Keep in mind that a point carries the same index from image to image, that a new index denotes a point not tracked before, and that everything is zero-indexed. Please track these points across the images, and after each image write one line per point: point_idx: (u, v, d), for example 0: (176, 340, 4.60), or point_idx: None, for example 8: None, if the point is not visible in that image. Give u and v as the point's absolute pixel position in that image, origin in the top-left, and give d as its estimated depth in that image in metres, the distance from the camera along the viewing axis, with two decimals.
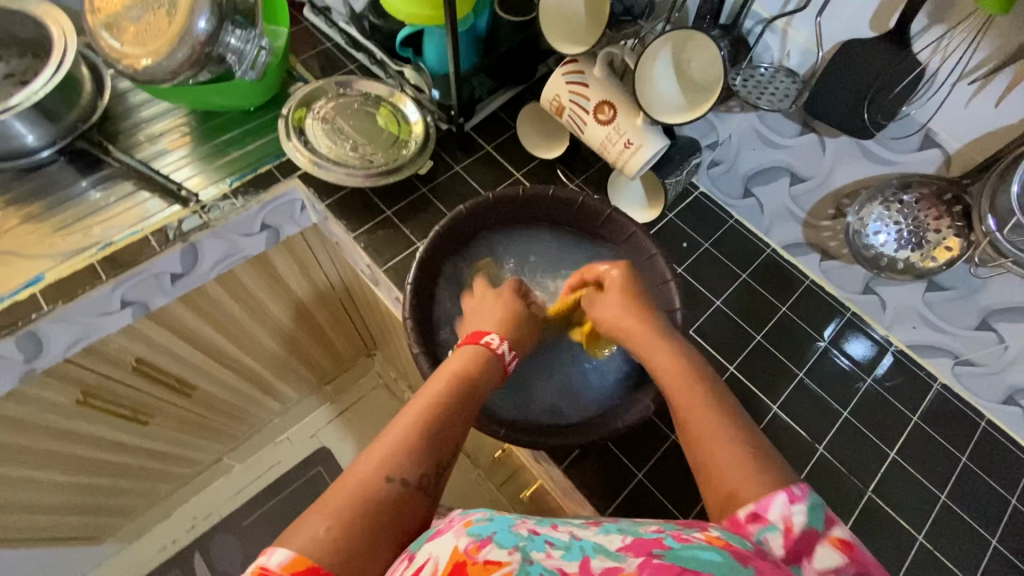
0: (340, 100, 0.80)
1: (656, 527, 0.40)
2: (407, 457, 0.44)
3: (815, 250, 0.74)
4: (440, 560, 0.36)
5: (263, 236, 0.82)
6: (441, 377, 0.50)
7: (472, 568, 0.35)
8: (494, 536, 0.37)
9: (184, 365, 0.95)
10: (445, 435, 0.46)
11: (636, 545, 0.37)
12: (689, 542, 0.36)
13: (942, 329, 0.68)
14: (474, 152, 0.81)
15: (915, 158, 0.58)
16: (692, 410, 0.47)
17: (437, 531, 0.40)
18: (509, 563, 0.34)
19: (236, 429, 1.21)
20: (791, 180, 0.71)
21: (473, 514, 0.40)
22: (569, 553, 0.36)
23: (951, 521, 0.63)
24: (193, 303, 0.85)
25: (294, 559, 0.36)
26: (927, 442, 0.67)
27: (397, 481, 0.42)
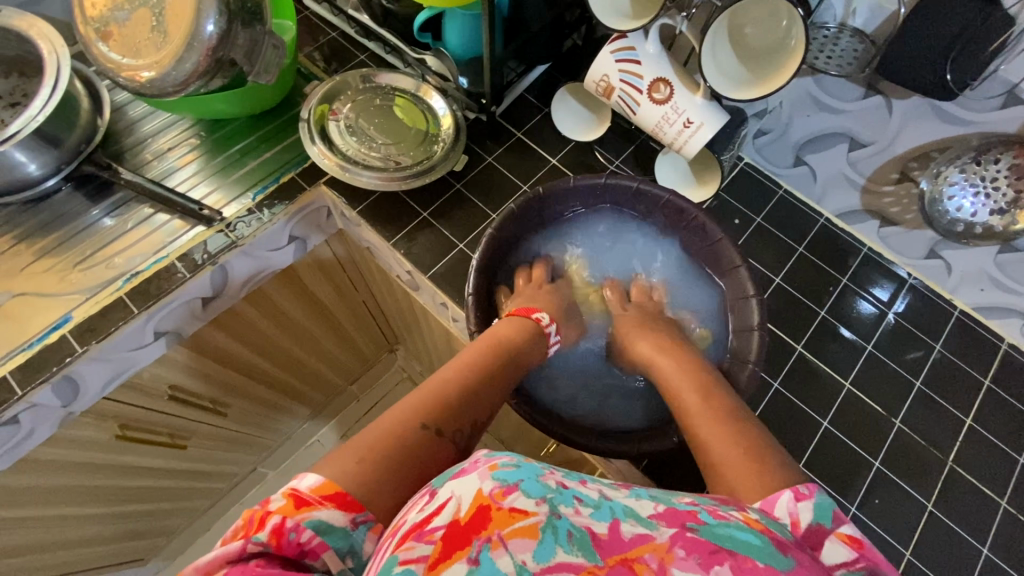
0: (360, 97, 0.75)
1: (688, 499, 0.39)
2: (442, 410, 0.45)
3: (874, 217, 0.71)
4: (464, 501, 0.35)
5: (291, 248, 0.78)
6: (485, 342, 0.52)
7: (497, 514, 0.34)
8: (521, 485, 0.36)
9: (215, 384, 0.91)
10: (482, 395, 0.48)
11: (670, 515, 0.36)
12: (727, 520, 0.36)
13: (1012, 290, 0.66)
14: (505, 139, 0.76)
15: (997, 117, 0.55)
16: (698, 413, 0.48)
17: (460, 470, 0.38)
18: (536, 514, 0.34)
19: (270, 442, 1.19)
20: (850, 146, 0.68)
21: (499, 457, 0.38)
22: (599, 512, 0.36)
23: None
24: (224, 323, 0.81)
25: (324, 483, 0.38)
26: (1002, 405, 0.66)
27: (431, 430, 0.43)
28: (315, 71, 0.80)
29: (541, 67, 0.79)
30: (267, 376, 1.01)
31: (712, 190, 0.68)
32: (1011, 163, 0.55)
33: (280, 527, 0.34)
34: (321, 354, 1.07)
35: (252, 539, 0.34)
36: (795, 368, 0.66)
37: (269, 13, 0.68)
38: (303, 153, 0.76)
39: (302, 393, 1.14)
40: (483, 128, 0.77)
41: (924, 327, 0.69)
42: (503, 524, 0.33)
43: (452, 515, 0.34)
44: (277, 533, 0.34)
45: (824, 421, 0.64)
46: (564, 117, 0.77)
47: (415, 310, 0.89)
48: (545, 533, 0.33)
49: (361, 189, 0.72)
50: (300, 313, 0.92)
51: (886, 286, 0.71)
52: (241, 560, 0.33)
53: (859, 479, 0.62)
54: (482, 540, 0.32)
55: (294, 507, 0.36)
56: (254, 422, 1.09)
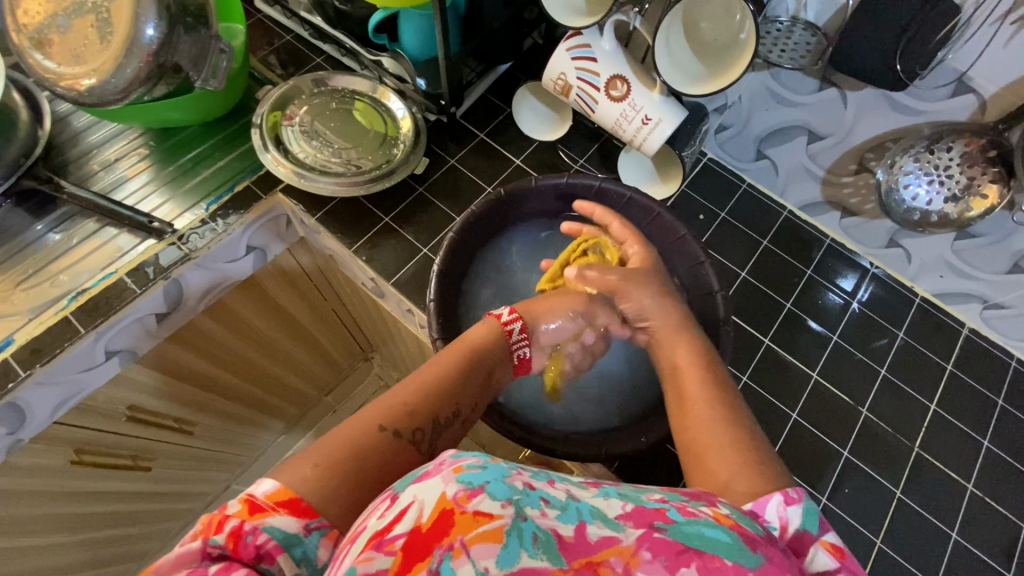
0: (315, 100, 0.72)
1: (657, 495, 0.38)
2: (406, 413, 0.43)
3: (835, 208, 0.72)
4: (426, 505, 0.33)
5: (250, 259, 0.75)
6: (457, 348, 0.49)
7: (461, 519, 0.33)
8: (487, 487, 0.34)
9: (177, 403, 0.88)
10: (448, 397, 0.46)
11: (637, 514, 0.35)
12: (695, 517, 0.35)
13: (970, 275, 0.67)
14: (465, 140, 0.75)
15: (947, 105, 0.56)
16: (693, 405, 0.46)
17: (423, 473, 0.36)
18: (501, 517, 0.33)
19: (242, 458, 1.15)
20: (809, 138, 0.68)
21: (465, 457, 0.37)
22: (566, 514, 0.35)
23: (996, 464, 0.64)
24: (183, 338, 0.78)
25: (279, 489, 0.36)
26: (964, 388, 0.67)
27: (392, 432, 0.42)
28: (270, 76, 0.77)
29: (501, 67, 0.79)
30: (233, 390, 0.97)
31: (674, 188, 0.68)
32: (962, 151, 0.55)
33: (238, 530, 0.33)
34: (292, 365, 1.05)
35: (210, 542, 0.32)
36: (764, 361, 0.67)
37: (216, 17, 0.65)
38: (257, 160, 0.73)
39: (273, 406, 1.11)
40: (444, 130, 0.76)
41: (888, 316, 0.70)
42: (467, 529, 0.32)
43: (413, 522, 0.33)
44: (234, 536, 0.33)
45: (793, 413, 0.64)
46: (528, 118, 0.76)
47: (385, 317, 0.87)
48: (510, 537, 0.32)
49: (321, 195, 0.70)
50: (265, 325, 0.89)
51: (850, 277, 0.72)
52: (198, 565, 0.32)
53: (829, 470, 0.62)
54: (443, 548, 0.31)
55: (249, 513, 0.34)
56: (224, 439, 1.06)
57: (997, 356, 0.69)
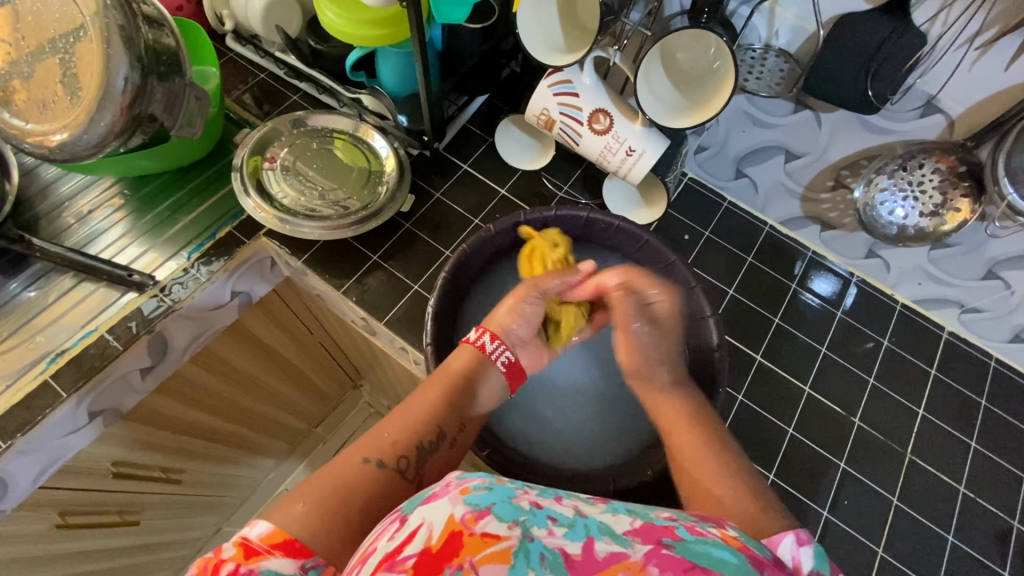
0: (295, 147, 0.71)
1: (667, 513, 0.38)
2: (390, 445, 0.44)
3: (814, 222, 0.73)
4: (435, 529, 0.34)
5: (235, 303, 0.74)
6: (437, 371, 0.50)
7: (468, 541, 0.33)
8: (494, 508, 0.35)
9: (163, 452, 0.85)
10: (426, 422, 0.46)
11: (646, 531, 0.35)
12: (704, 537, 0.35)
13: (948, 283, 0.68)
14: (446, 173, 0.75)
15: (916, 126, 0.58)
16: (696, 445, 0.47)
17: (431, 494, 0.37)
18: (509, 539, 0.33)
19: (233, 500, 1.12)
20: (786, 157, 0.69)
21: (471, 479, 0.37)
22: (573, 532, 0.35)
23: (985, 465, 0.66)
24: (166, 389, 0.76)
25: (273, 531, 0.37)
26: (949, 391, 0.69)
27: (376, 462, 0.43)
28: (246, 116, 0.76)
29: (480, 98, 0.79)
30: (220, 433, 0.95)
31: (657, 214, 0.69)
32: (934, 167, 0.57)
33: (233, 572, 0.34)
34: (280, 401, 1.02)
35: None
36: (757, 377, 0.68)
37: (188, 62, 0.65)
38: (239, 204, 0.72)
39: (262, 443, 1.08)
40: (426, 164, 0.75)
41: (871, 324, 0.72)
42: (475, 551, 0.32)
43: (423, 543, 0.33)
44: None
45: (789, 428, 0.65)
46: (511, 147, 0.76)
47: (374, 349, 0.86)
48: (518, 557, 0.32)
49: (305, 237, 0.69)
50: (250, 365, 0.87)
51: (836, 289, 0.74)
52: None
53: (827, 481, 0.63)
54: (453, 568, 0.31)
55: (245, 556, 0.35)
56: (214, 482, 1.03)
57: (977, 357, 0.71)
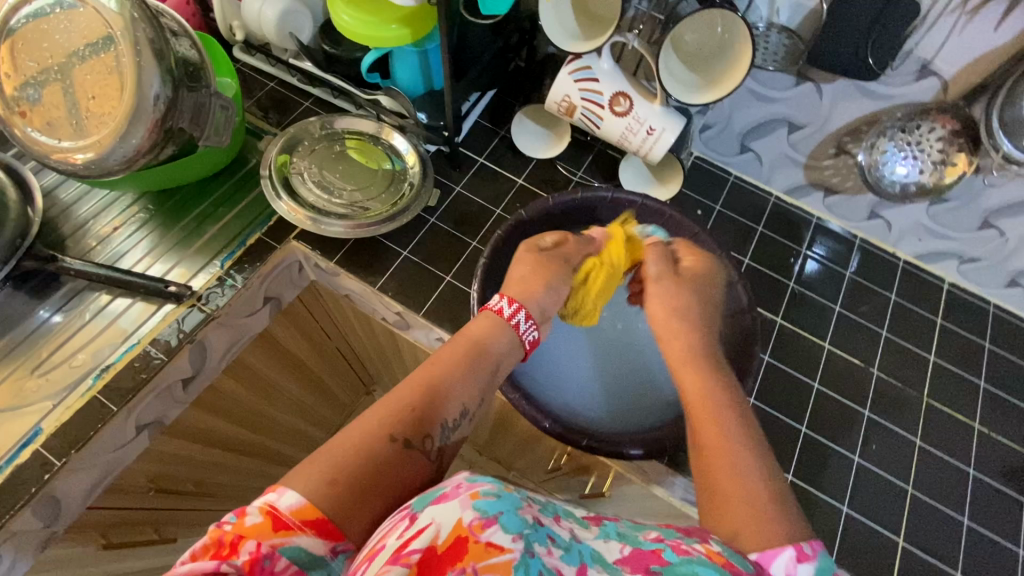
0: (319, 148, 0.73)
1: (654, 534, 0.41)
2: (413, 419, 0.45)
3: (818, 189, 0.77)
4: (443, 527, 0.36)
5: (267, 309, 0.75)
6: (458, 343, 0.52)
7: (472, 548, 0.35)
8: (500, 518, 0.36)
9: (198, 467, 0.85)
10: (449, 396, 0.48)
11: (634, 558, 0.38)
12: (688, 556, 0.38)
13: (948, 237, 0.73)
14: (464, 168, 0.77)
15: (914, 89, 0.61)
16: (718, 439, 0.48)
17: (442, 494, 0.38)
18: (510, 551, 0.35)
19: None
20: (789, 129, 0.73)
21: (480, 483, 0.39)
22: (569, 555, 0.37)
23: (995, 401, 0.71)
24: (203, 401, 0.76)
25: (303, 506, 0.37)
26: (955, 337, 0.74)
27: (401, 440, 0.44)
28: (262, 126, 0.77)
29: (490, 93, 0.81)
30: (249, 446, 0.94)
31: (674, 190, 0.72)
32: (932, 127, 0.62)
33: (257, 554, 0.34)
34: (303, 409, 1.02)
35: (228, 562, 0.33)
36: (780, 338, 0.71)
37: (211, 73, 0.66)
38: (265, 211, 0.73)
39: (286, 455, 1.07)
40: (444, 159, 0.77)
41: (878, 281, 0.76)
42: (478, 558, 0.34)
43: (430, 540, 0.35)
44: (253, 559, 0.34)
45: (814, 383, 0.69)
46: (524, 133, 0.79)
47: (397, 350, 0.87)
48: (518, 571, 0.34)
49: (334, 238, 0.71)
50: (277, 372, 0.87)
51: (844, 252, 0.78)
52: None
53: (855, 429, 0.67)
54: (457, 573, 0.34)
55: (274, 529, 0.36)
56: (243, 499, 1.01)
57: (976, 303, 0.76)
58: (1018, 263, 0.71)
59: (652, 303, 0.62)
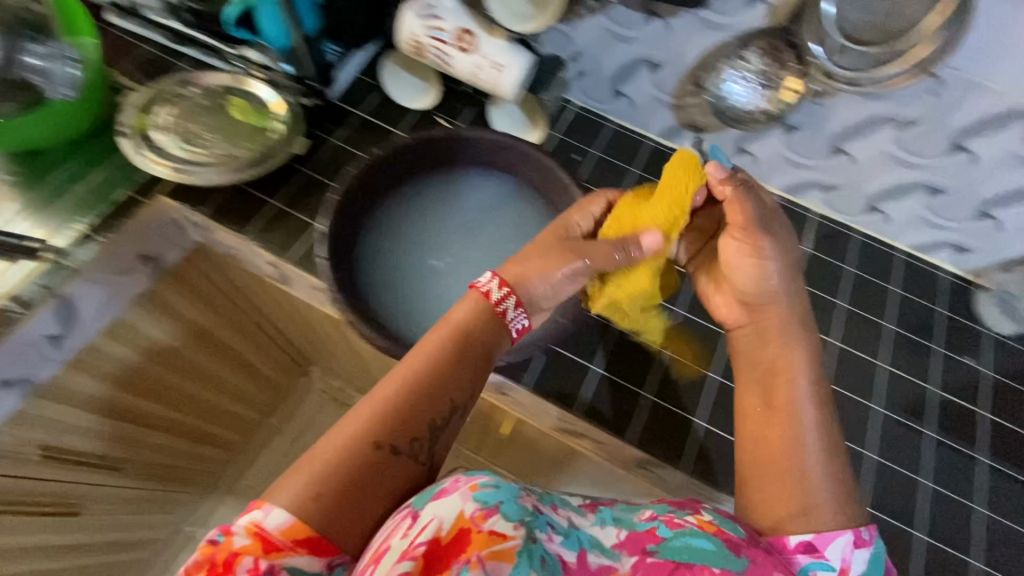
0: (184, 105, 0.74)
1: (648, 513, 0.52)
2: (398, 424, 0.50)
3: (688, 128, 0.85)
4: (445, 521, 0.45)
5: (143, 270, 0.75)
6: (445, 327, 0.56)
7: (478, 536, 0.44)
8: (500, 508, 0.46)
9: (124, 451, 0.83)
10: (438, 393, 0.52)
11: (629, 540, 0.50)
12: (681, 528, 0.49)
13: (806, 163, 0.83)
14: (340, 118, 0.80)
15: (746, 16, 0.69)
16: (768, 428, 0.55)
17: (441, 491, 0.47)
18: (513, 537, 0.45)
19: (192, 504, 1.01)
20: (650, 68, 0.80)
21: (478, 476, 0.49)
22: (570, 541, 0.49)
23: (841, 316, 0.81)
24: (95, 371, 0.75)
25: (293, 523, 0.44)
26: (822, 265, 0.85)
27: (386, 448, 0.49)
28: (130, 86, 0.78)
29: (370, 48, 0.85)
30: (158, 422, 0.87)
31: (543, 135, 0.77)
32: (758, 53, 0.72)
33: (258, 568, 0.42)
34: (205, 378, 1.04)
35: None
36: None
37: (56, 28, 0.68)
38: (131, 168, 0.75)
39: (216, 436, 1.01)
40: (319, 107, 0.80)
41: None
42: (481, 547, 0.44)
43: (434, 534, 0.44)
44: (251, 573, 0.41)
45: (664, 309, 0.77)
46: (395, 86, 0.81)
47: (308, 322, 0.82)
48: (520, 557, 0.44)
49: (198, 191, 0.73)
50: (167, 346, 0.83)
51: None
52: None
53: None
54: (462, 562, 0.43)
55: (263, 550, 0.42)
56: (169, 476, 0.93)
57: (839, 232, 0.88)
58: (870, 189, 0.82)
59: (728, 250, 0.62)
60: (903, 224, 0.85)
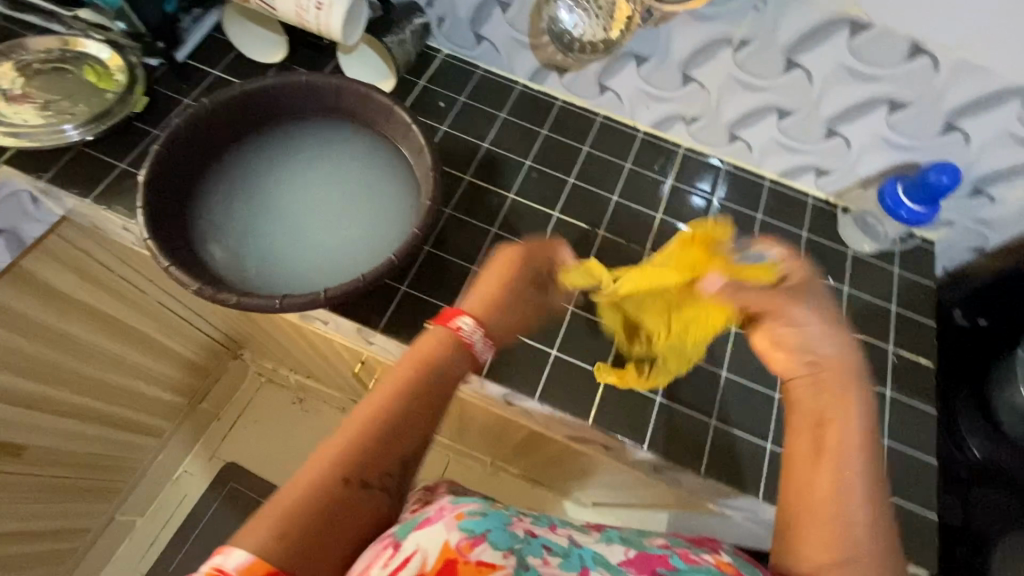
0: (211, 163, 0.65)
1: (661, 540, 0.46)
2: (366, 462, 0.45)
3: (770, 112, 0.72)
4: (431, 553, 0.39)
5: None
6: (410, 363, 0.51)
7: (463, 567, 0.38)
8: (488, 535, 0.40)
9: (38, 430, 0.89)
10: (405, 426, 0.48)
11: (636, 561, 0.43)
12: (696, 564, 0.42)
13: (912, 146, 0.68)
14: (372, 150, 0.67)
15: None
16: (826, 453, 0.48)
17: (425, 520, 0.42)
18: (504, 566, 0.38)
19: (124, 466, 1.18)
20: (733, 48, 0.67)
21: (465, 505, 0.42)
22: (567, 560, 0.41)
23: (910, 324, 0.71)
24: (71, 314, 0.84)
25: (253, 563, 0.38)
26: (871, 268, 0.74)
27: (356, 484, 0.44)
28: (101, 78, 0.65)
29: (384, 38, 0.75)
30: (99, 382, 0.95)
31: None
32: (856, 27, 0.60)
33: None
34: (160, 363, 1.10)
35: None
36: None
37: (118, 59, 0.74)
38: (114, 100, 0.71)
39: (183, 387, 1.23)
40: (353, 147, 0.67)
41: (789, 219, 0.77)
42: None
43: (419, 568, 0.38)
44: None
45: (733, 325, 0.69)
46: (356, 70, 0.80)
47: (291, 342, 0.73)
48: None
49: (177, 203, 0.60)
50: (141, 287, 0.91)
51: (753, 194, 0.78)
52: None
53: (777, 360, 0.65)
54: None
55: None
56: (66, 458, 0.99)
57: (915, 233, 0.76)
58: (984, 169, 0.67)
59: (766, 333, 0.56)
60: (1006, 220, 0.70)
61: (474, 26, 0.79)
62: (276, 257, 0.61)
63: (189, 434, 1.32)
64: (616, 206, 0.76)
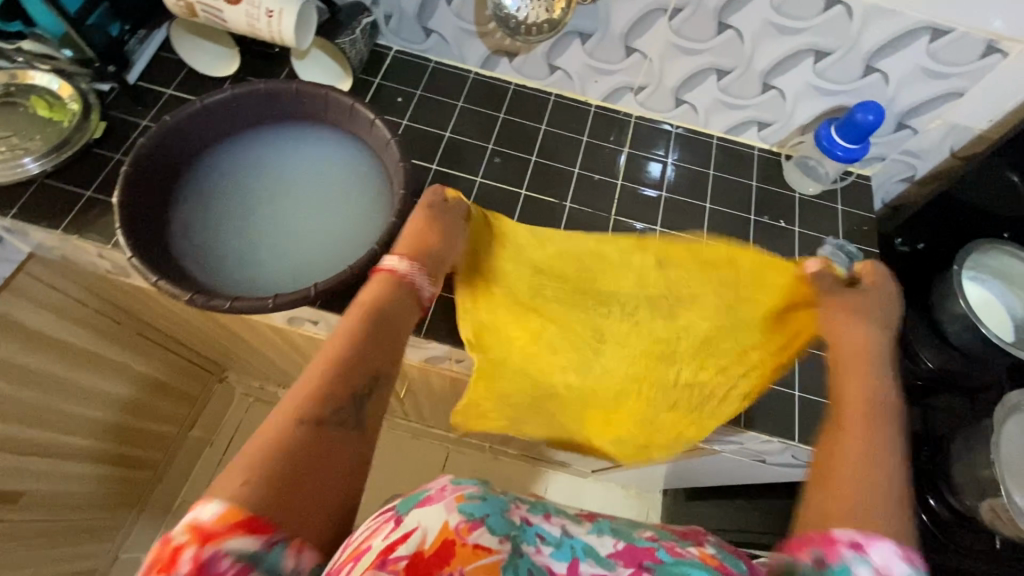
0: (179, 174, 0.66)
1: (649, 533, 0.44)
2: (325, 396, 0.45)
3: (710, 73, 0.77)
4: (430, 532, 0.38)
5: None
6: (356, 308, 0.53)
7: (461, 550, 0.37)
8: (486, 520, 0.40)
9: (33, 475, 0.87)
10: (362, 361, 0.49)
11: (628, 551, 0.41)
12: (681, 557, 0.41)
13: (838, 91, 0.74)
14: (339, 150, 0.69)
15: None
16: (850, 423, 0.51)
17: (428, 497, 0.41)
18: (499, 552, 0.38)
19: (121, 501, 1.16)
20: (668, 16, 0.71)
21: (466, 487, 0.42)
22: (559, 551, 0.40)
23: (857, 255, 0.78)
24: (53, 351, 0.83)
25: (225, 512, 0.38)
26: (814, 208, 0.80)
27: (309, 423, 0.44)
28: None
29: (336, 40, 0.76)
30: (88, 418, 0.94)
31: None
32: None
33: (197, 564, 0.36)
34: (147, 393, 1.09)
35: None
36: None
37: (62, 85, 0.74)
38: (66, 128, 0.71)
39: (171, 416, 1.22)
40: (320, 147, 0.69)
41: (739, 172, 0.82)
42: (467, 561, 0.37)
43: (416, 546, 0.37)
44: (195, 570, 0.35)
45: None
46: (311, 74, 0.81)
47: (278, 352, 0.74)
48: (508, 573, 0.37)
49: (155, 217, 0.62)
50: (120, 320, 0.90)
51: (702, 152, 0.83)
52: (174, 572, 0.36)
53: None
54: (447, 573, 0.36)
55: (200, 540, 0.36)
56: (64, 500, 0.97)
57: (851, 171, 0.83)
58: (903, 104, 0.74)
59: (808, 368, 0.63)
60: (929, 150, 0.78)
61: (422, 20, 0.82)
62: (245, 256, 0.63)
63: (184, 462, 1.31)
64: (578, 178, 0.80)
